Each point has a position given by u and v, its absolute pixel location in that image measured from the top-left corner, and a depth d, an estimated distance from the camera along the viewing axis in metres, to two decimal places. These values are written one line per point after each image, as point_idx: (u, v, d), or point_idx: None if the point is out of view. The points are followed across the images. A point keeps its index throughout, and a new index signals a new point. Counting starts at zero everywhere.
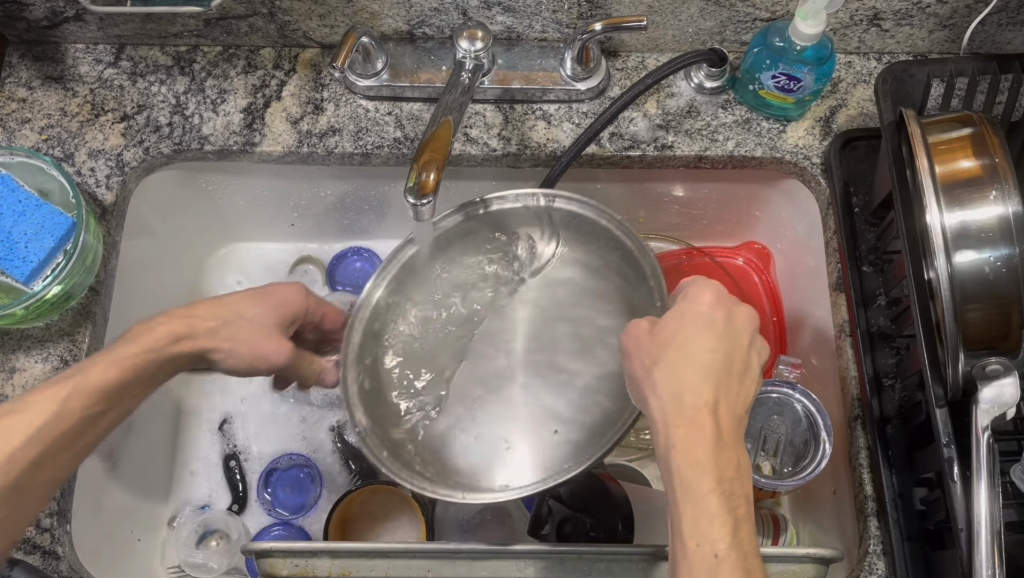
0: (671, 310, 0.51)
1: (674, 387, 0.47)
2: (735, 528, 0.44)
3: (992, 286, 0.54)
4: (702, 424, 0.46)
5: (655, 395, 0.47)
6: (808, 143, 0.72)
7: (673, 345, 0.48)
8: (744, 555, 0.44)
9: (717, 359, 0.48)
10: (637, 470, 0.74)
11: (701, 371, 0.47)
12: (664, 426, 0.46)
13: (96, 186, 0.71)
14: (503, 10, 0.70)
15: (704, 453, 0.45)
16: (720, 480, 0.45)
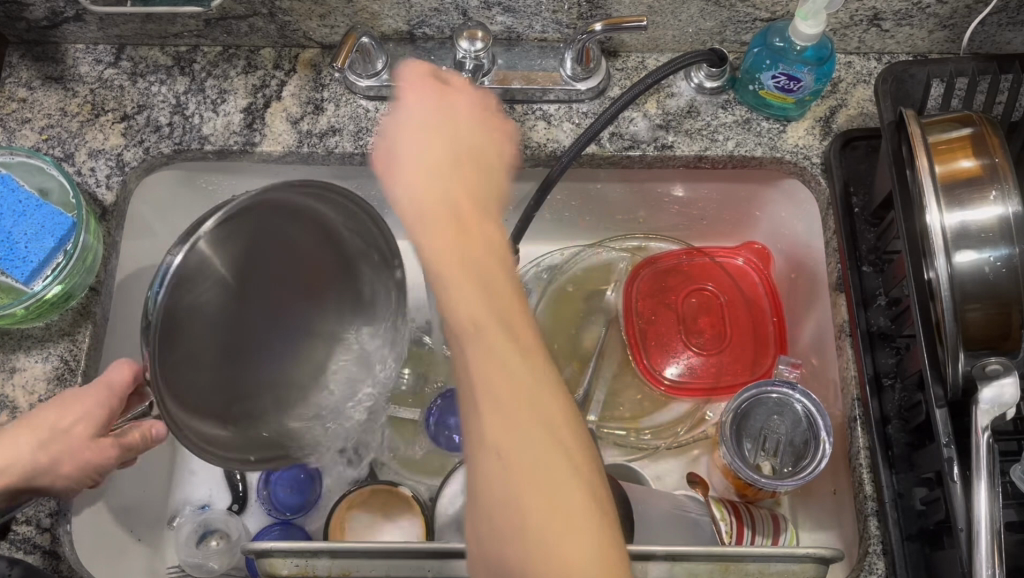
0: (399, 139, 0.58)
1: (423, 183, 0.55)
2: (520, 347, 0.47)
3: (992, 286, 0.54)
4: (472, 262, 0.50)
5: (398, 188, 0.56)
6: (808, 143, 0.72)
7: (393, 162, 0.57)
8: (535, 373, 0.46)
9: (436, 134, 0.58)
10: (637, 472, 0.76)
11: (444, 167, 0.56)
12: (416, 219, 0.54)
13: (96, 186, 0.71)
14: (503, 10, 0.70)
15: (456, 244, 0.51)
16: (498, 310, 0.48)
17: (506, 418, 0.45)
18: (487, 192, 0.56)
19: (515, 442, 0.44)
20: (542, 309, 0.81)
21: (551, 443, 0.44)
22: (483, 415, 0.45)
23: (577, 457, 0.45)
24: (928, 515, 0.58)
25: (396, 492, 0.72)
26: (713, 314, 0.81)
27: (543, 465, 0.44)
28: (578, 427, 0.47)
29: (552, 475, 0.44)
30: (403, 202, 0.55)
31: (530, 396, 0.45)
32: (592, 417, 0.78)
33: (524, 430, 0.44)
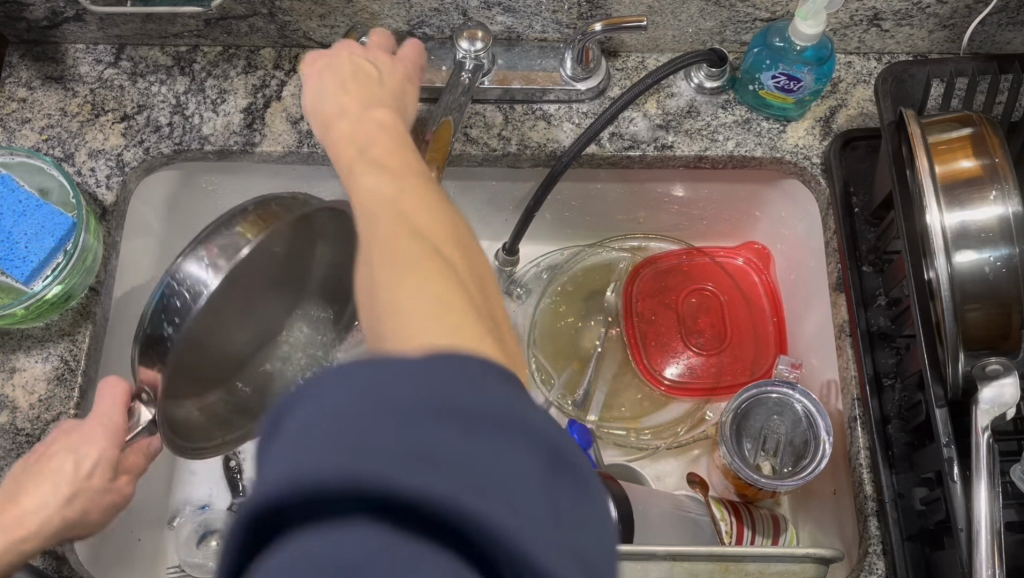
0: (316, 78, 0.55)
1: (330, 90, 0.54)
2: (405, 167, 0.47)
3: (993, 286, 0.54)
4: (358, 132, 0.50)
5: (322, 110, 0.54)
6: (808, 143, 0.72)
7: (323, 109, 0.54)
8: (418, 177, 0.46)
9: (367, 73, 0.56)
10: (637, 472, 0.77)
11: (354, 91, 0.54)
12: (335, 127, 0.52)
13: (97, 186, 0.71)
14: (503, 10, 0.70)
15: (359, 128, 0.51)
16: (376, 163, 0.47)
17: (383, 207, 0.44)
18: (395, 81, 0.57)
19: (387, 247, 0.41)
20: (541, 309, 0.82)
21: (422, 250, 0.41)
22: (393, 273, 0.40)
23: (461, 269, 0.42)
24: (928, 514, 0.58)
25: None
26: (713, 314, 0.80)
27: (415, 267, 0.40)
28: (468, 241, 0.44)
29: (458, 319, 0.38)
30: (312, 110, 0.54)
31: (407, 214, 0.43)
32: (592, 417, 0.78)
33: (398, 235, 0.42)
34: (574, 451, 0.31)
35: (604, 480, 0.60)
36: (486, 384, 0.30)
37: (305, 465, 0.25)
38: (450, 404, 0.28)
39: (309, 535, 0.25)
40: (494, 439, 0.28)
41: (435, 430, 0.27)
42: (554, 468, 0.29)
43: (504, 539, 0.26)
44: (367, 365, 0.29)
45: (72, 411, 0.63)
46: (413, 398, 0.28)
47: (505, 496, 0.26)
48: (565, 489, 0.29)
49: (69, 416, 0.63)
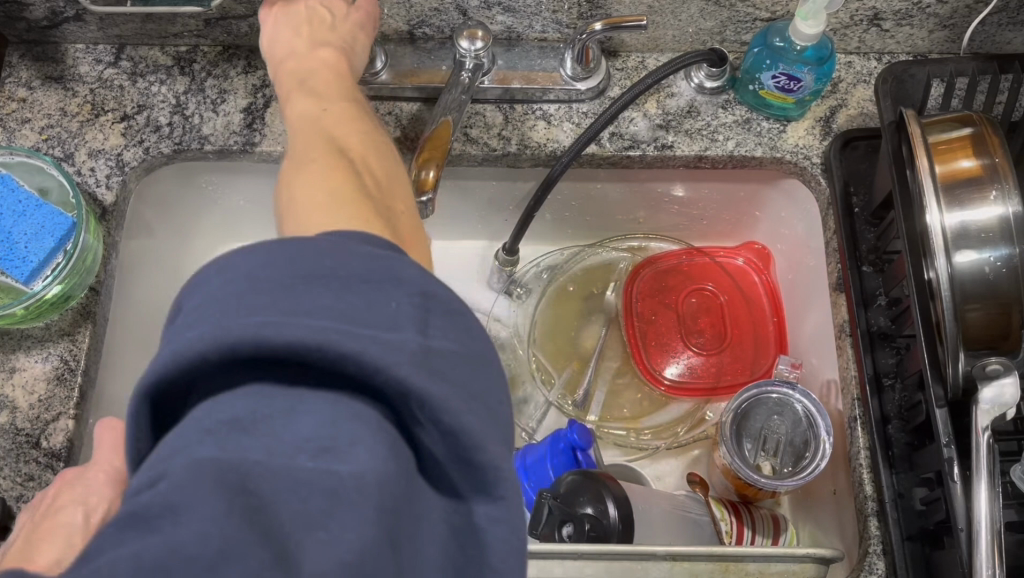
0: (273, 24, 0.60)
1: (285, 37, 0.58)
2: (336, 95, 0.53)
3: (993, 286, 0.54)
4: (304, 69, 0.56)
5: (275, 58, 0.58)
6: (808, 143, 0.72)
7: (279, 56, 0.58)
8: (345, 107, 0.52)
9: (319, 19, 0.59)
10: (637, 472, 0.77)
11: (307, 35, 0.58)
12: (283, 69, 0.57)
13: (96, 185, 0.71)
14: (503, 9, 0.70)
15: (306, 66, 0.56)
16: (312, 92, 0.53)
17: (309, 128, 0.49)
18: (347, 28, 0.60)
19: (303, 152, 0.46)
20: (541, 309, 0.82)
21: (333, 155, 0.46)
22: (297, 154, 0.47)
23: (364, 163, 0.47)
24: (928, 515, 0.58)
25: None
26: (713, 314, 0.80)
27: (324, 166, 0.44)
28: (385, 156, 0.48)
29: (337, 182, 0.43)
30: (267, 49, 0.59)
31: (330, 129, 0.49)
32: (592, 417, 0.78)
33: (316, 147, 0.47)
34: (451, 292, 0.34)
35: (603, 479, 0.60)
36: (351, 251, 0.33)
37: (186, 346, 0.30)
38: (319, 270, 0.32)
39: (207, 405, 0.30)
40: (363, 293, 0.31)
41: (307, 292, 0.31)
42: (426, 305, 0.32)
43: (379, 370, 0.30)
44: (246, 253, 0.32)
45: (71, 410, 0.63)
46: (285, 270, 0.31)
47: (375, 333, 0.30)
48: (438, 321, 0.32)
49: (69, 416, 0.63)
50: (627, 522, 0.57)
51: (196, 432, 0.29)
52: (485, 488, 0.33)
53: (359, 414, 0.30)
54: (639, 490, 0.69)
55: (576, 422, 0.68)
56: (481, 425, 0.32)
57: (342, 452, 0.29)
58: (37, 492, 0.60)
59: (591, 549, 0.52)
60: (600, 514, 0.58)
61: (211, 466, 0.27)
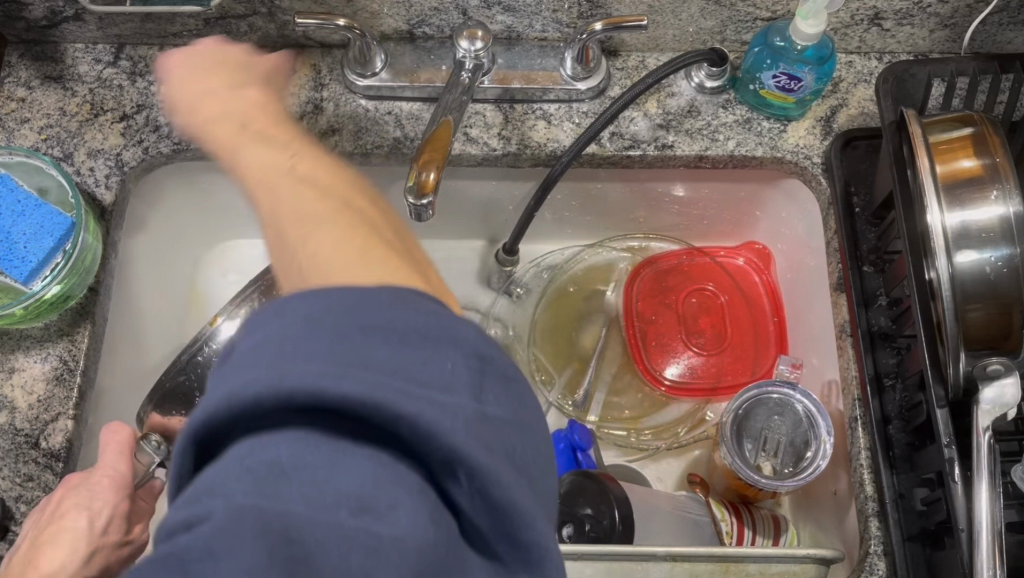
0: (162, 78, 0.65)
1: (205, 86, 0.62)
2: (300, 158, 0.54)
3: (993, 286, 0.54)
4: (224, 111, 0.60)
5: (183, 107, 0.62)
6: (809, 143, 0.72)
7: (185, 105, 0.62)
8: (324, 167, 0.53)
9: (214, 59, 0.65)
10: (637, 472, 0.77)
11: (230, 81, 0.63)
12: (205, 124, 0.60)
13: (96, 185, 0.70)
14: (503, 9, 0.70)
15: (224, 111, 0.60)
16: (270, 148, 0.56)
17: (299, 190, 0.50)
18: (257, 64, 0.66)
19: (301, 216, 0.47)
20: (540, 309, 0.82)
21: (331, 207, 0.48)
22: (287, 211, 0.48)
23: (353, 207, 0.49)
24: (929, 515, 0.58)
25: None
26: (714, 314, 0.80)
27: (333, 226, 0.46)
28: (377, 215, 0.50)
29: (344, 233, 0.45)
30: (169, 99, 0.63)
31: (307, 179, 0.51)
32: (592, 417, 0.78)
33: (309, 208, 0.48)
34: (505, 359, 0.35)
35: (604, 480, 0.59)
36: (412, 305, 0.33)
37: (240, 386, 0.29)
38: (378, 322, 0.32)
39: (250, 444, 0.29)
40: (423, 351, 0.32)
41: (367, 345, 0.31)
42: (483, 370, 0.33)
43: (437, 434, 0.30)
44: (308, 297, 0.33)
45: (71, 410, 0.63)
46: (344, 319, 0.31)
47: (434, 395, 0.30)
48: (494, 390, 0.33)
49: (68, 416, 0.63)
50: (627, 523, 0.57)
51: (236, 471, 0.28)
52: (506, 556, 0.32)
53: (402, 478, 0.29)
54: (638, 490, 0.69)
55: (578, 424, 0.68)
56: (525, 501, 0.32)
57: (384, 514, 0.28)
58: (37, 492, 0.60)
59: (590, 549, 0.52)
60: (600, 514, 0.57)
61: (251, 511, 0.27)
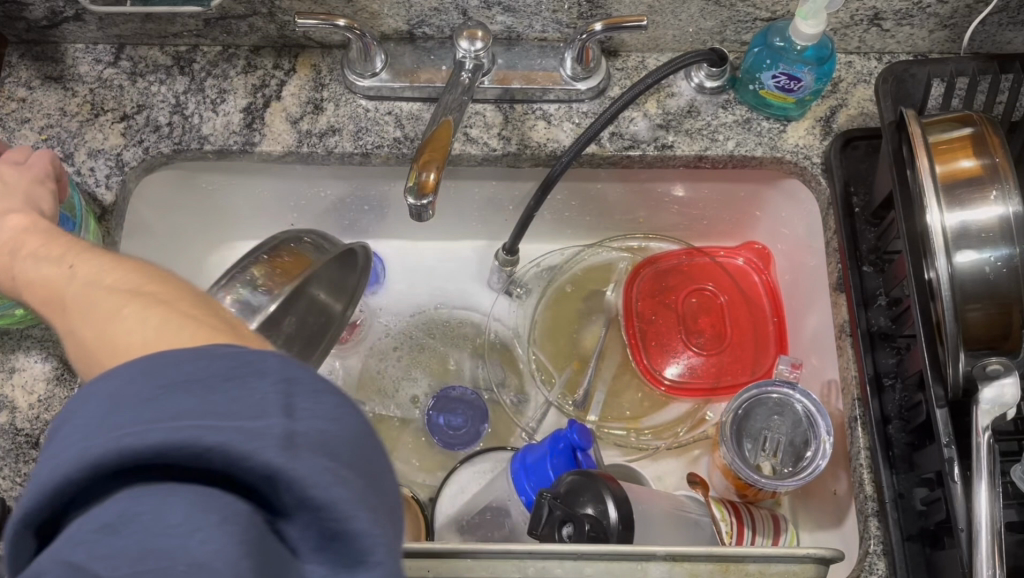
0: None
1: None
2: (70, 250, 0.48)
3: (993, 286, 0.54)
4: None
5: None
6: (808, 143, 0.72)
7: None
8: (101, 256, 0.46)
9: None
10: (637, 472, 0.75)
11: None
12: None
13: (96, 186, 0.70)
14: (503, 9, 0.70)
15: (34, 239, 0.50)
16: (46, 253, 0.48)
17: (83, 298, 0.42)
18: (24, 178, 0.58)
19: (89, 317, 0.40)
20: (541, 310, 0.82)
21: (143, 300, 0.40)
22: (93, 328, 0.40)
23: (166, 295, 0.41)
24: (929, 515, 0.58)
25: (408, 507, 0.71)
26: (713, 314, 0.80)
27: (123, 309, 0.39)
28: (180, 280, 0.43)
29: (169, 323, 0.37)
30: None
31: (106, 282, 0.42)
32: (592, 417, 0.77)
33: (111, 311, 0.40)
34: (318, 373, 0.32)
35: (604, 480, 0.59)
36: (213, 354, 0.31)
37: (49, 475, 0.28)
38: (180, 378, 0.30)
39: (76, 522, 0.28)
40: (227, 389, 0.30)
41: (170, 400, 0.29)
42: (291, 390, 0.30)
43: (247, 455, 0.28)
44: (103, 378, 0.31)
45: None
46: (145, 384, 0.30)
47: (238, 423, 0.28)
48: (308, 404, 0.30)
49: None
50: (627, 523, 0.57)
51: (65, 545, 0.27)
52: (362, 559, 0.29)
53: (229, 504, 0.28)
54: (641, 490, 0.68)
55: (577, 424, 0.67)
56: (362, 498, 0.29)
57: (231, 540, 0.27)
58: None
59: (590, 549, 0.52)
60: (600, 514, 0.57)
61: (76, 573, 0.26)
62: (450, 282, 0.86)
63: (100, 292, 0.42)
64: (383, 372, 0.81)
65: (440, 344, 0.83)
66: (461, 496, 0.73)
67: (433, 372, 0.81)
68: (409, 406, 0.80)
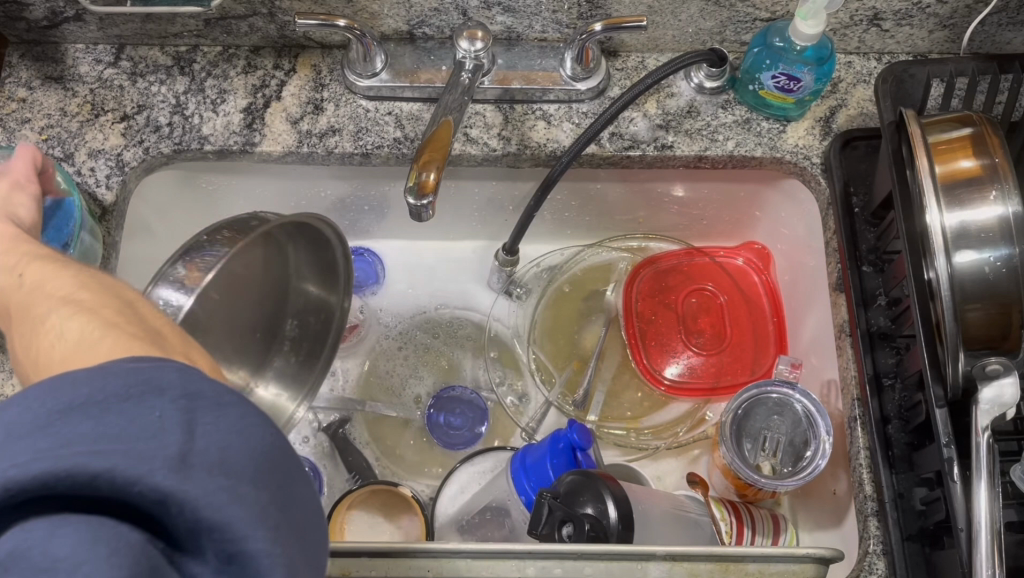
0: None
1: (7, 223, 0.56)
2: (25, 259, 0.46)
3: (993, 286, 0.54)
4: None
5: None
6: (808, 143, 0.72)
7: None
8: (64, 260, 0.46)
9: None
10: (637, 472, 0.75)
11: None
12: None
13: (96, 186, 0.71)
14: (503, 10, 0.70)
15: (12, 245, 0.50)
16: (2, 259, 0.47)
17: (21, 305, 0.42)
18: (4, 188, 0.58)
19: (25, 324, 0.41)
20: (540, 310, 0.82)
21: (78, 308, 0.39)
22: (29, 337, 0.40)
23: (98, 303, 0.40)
24: (928, 514, 0.58)
25: (410, 510, 0.71)
26: (713, 314, 0.80)
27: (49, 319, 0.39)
28: (117, 286, 0.42)
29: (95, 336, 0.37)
30: None
31: (47, 287, 0.42)
32: (592, 417, 0.77)
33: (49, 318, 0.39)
34: (218, 386, 0.32)
35: (604, 479, 0.59)
36: (111, 371, 0.31)
37: None
38: (75, 400, 0.29)
39: None
40: (125, 409, 0.29)
41: (65, 423, 0.28)
42: (192, 407, 0.31)
43: (136, 479, 0.27)
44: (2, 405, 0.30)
45: None
46: (37, 409, 0.29)
47: (130, 446, 0.28)
48: (209, 418, 0.31)
49: None
50: (627, 523, 0.57)
51: None
52: None
53: (121, 534, 0.27)
54: (641, 489, 0.68)
55: (577, 424, 0.67)
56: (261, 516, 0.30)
57: None
58: None
59: (590, 548, 0.52)
60: (600, 514, 0.57)
61: None
62: (450, 282, 0.86)
63: (34, 297, 0.42)
64: (390, 373, 0.81)
65: (441, 344, 0.83)
66: (461, 496, 0.73)
67: (433, 372, 0.82)
68: (410, 406, 0.80)
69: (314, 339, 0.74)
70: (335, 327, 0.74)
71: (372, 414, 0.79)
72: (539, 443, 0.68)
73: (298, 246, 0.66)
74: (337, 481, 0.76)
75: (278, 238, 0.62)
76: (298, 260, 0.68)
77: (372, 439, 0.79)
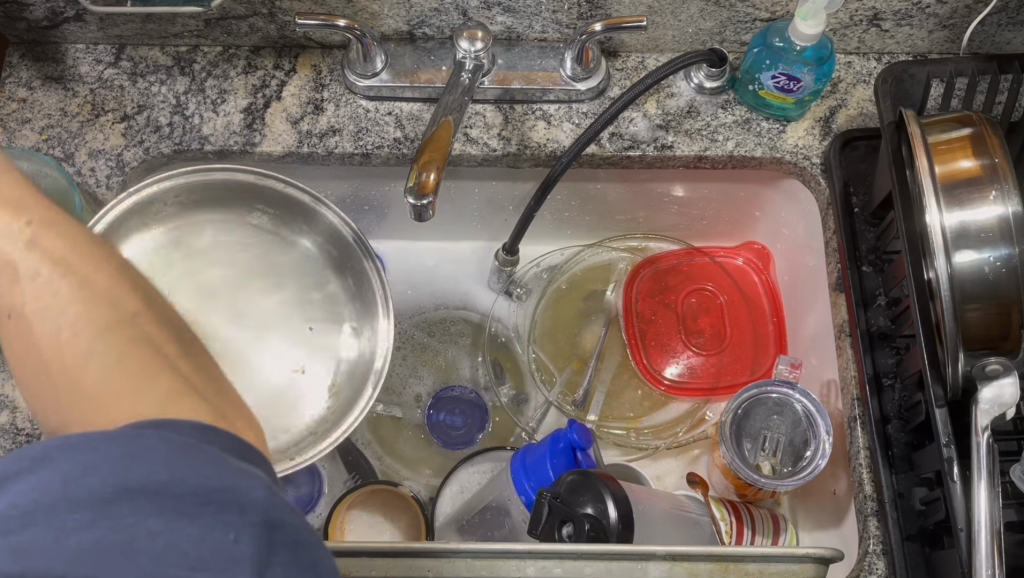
0: None
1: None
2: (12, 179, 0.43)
3: (993, 286, 0.54)
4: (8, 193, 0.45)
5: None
6: (808, 143, 0.72)
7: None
8: (88, 234, 0.42)
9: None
10: (636, 472, 0.75)
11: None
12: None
13: (97, 186, 0.71)
14: (503, 10, 0.70)
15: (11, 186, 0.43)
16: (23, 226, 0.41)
17: (55, 306, 0.39)
18: None
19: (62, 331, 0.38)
20: (541, 309, 0.82)
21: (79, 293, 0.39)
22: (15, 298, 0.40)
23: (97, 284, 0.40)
24: (928, 514, 0.58)
25: (410, 507, 0.71)
26: (713, 314, 0.80)
27: (99, 345, 0.37)
28: (176, 321, 0.41)
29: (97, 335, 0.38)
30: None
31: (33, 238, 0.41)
32: (593, 417, 0.77)
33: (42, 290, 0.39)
34: (299, 519, 0.31)
35: (604, 479, 0.59)
36: (196, 460, 0.30)
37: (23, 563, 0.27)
38: (149, 484, 0.28)
39: None
40: (197, 520, 0.28)
41: (132, 512, 0.28)
42: (268, 538, 0.29)
43: None
44: (63, 443, 0.29)
45: None
46: (107, 476, 0.28)
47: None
48: (282, 560, 0.30)
49: None
50: (627, 523, 0.57)
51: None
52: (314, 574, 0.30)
53: None
54: (639, 489, 0.68)
55: (577, 424, 0.67)
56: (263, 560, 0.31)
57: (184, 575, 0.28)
58: None
59: (589, 549, 0.52)
60: (600, 514, 0.57)
61: None
62: (450, 282, 0.86)
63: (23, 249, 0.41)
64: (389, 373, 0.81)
65: (441, 343, 0.83)
66: (461, 496, 0.73)
67: (432, 371, 0.82)
68: (410, 406, 0.80)
69: (363, 315, 0.67)
70: (381, 296, 0.66)
71: (372, 413, 0.79)
72: (539, 443, 0.68)
73: (291, 217, 0.68)
74: (336, 481, 0.76)
75: (247, 210, 0.68)
76: (309, 239, 0.69)
77: (372, 439, 0.79)
